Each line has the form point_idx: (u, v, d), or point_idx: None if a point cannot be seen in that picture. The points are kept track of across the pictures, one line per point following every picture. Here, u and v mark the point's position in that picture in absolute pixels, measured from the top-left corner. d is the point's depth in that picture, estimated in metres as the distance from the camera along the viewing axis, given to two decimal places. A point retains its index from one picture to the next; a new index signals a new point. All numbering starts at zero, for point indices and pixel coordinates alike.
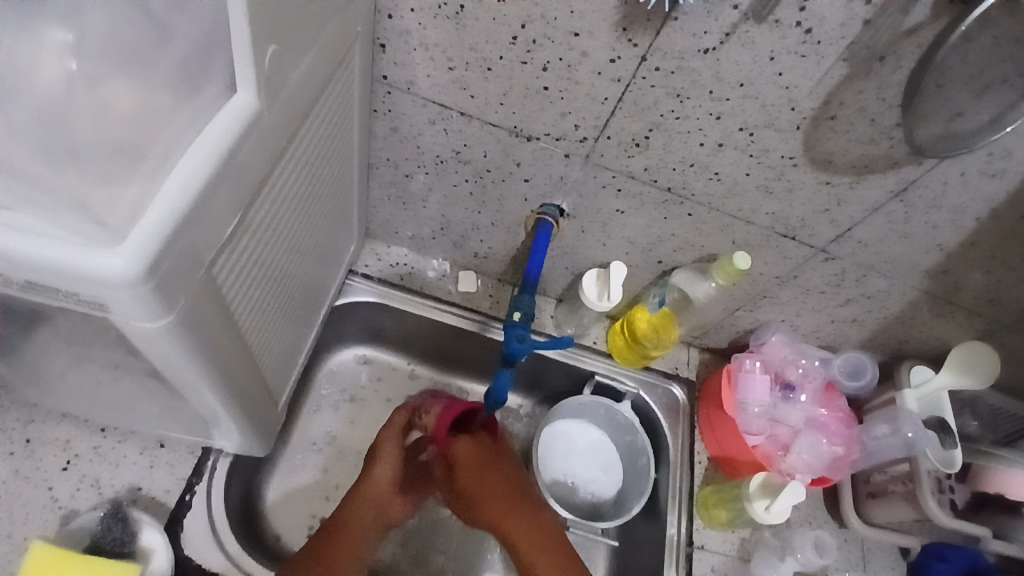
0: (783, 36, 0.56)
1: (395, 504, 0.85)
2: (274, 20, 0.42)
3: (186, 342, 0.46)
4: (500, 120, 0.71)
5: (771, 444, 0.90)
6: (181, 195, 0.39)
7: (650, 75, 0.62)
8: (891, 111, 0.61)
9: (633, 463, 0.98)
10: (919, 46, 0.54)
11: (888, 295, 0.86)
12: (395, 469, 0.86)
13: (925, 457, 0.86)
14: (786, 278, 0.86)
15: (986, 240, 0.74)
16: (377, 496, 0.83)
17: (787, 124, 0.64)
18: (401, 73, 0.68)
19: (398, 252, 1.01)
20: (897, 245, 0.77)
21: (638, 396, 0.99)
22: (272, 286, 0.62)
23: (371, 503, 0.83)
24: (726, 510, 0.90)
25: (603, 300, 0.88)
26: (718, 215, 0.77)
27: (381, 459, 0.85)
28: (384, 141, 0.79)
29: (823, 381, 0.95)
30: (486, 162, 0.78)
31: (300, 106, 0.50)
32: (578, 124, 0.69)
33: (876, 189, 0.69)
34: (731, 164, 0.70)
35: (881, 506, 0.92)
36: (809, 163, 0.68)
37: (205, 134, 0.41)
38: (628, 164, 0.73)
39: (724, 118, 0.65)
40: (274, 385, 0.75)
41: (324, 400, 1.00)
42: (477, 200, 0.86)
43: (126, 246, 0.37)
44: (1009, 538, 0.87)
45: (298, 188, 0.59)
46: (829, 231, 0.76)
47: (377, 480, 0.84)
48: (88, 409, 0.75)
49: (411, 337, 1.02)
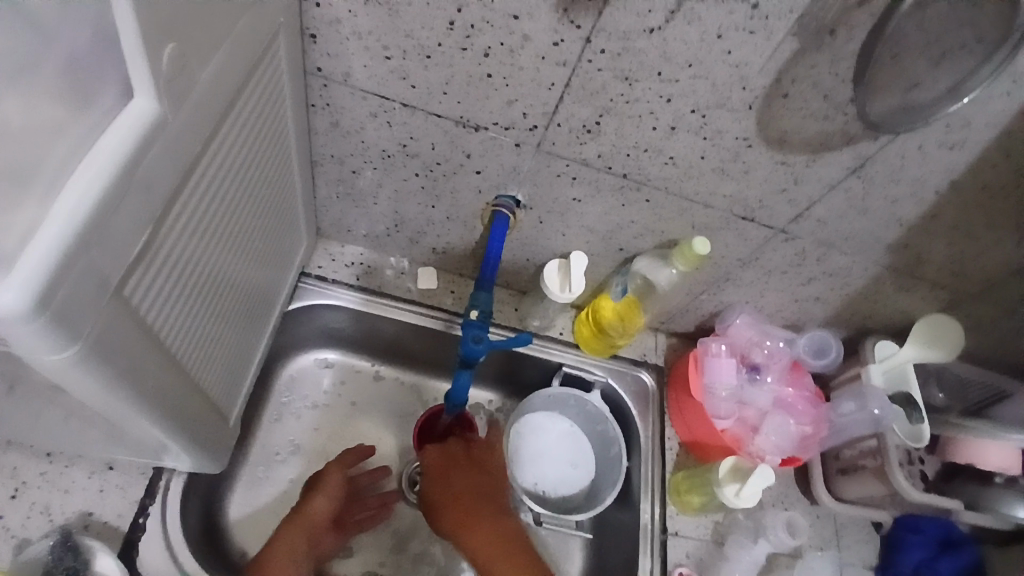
0: (730, 11, 0.53)
1: (330, 536, 0.86)
2: (171, 14, 0.38)
3: (106, 370, 0.43)
4: (445, 111, 0.68)
5: (740, 427, 0.89)
6: (74, 216, 0.35)
7: (596, 58, 0.59)
8: (845, 85, 0.59)
9: (605, 452, 0.96)
10: (869, 16, 0.53)
11: (850, 271, 0.85)
12: (334, 500, 0.87)
13: (892, 431, 0.87)
14: (749, 260, 0.85)
15: (944, 212, 0.73)
16: (314, 527, 0.84)
17: (740, 103, 0.62)
18: (336, 64, 0.64)
19: (354, 250, 0.98)
20: (857, 221, 0.76)
21: (608, 385, 0.97)
22: (207, 299, 0.58)
23: (308, 531, 0.83)
24: (698, 495, 0.89)
25: (566, 290, 0.86)
26: (676, 199, 0.75)
27: (321, 490, 0.86)
28: (327, 137, 0.75)
29: (790, 361, 0.95)
30: (435, 154, 0.75)
31: (216, 107, 0.46)
32: (526, 112, 0.66)
33: (834, 166, 0.68)
34: (687, 147, 0.68)
35: (853, 482, 0.92)
36: (765, 142, 0.66)
37: (100, 145, 0.37)
38: (581, 151, 0.70)
39: (675, 100, 0.62)
40: (223, 399, 0.72)
41: (285, 407, 0.97)
42: (429, 194, 0.82)
43: (14, 278, 0.33)
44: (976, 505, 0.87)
45: (227, 193, 0.55)
46: (788, 211, 0.75)
47: (316, 510, 0.85)
48: (26, 435, 0.70)
49: (373, 337, 0.99)
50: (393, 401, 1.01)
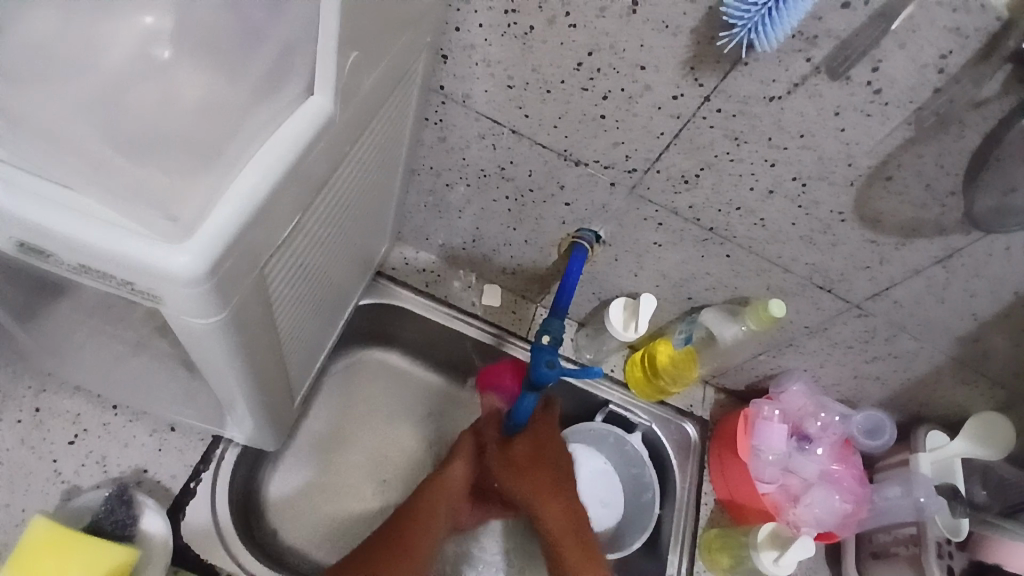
0: (851, 93, 0.56)
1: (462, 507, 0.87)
2: (359, 28, 0.42)
3: (231, 339, 0.46)
4: (551, 143, 0.71)
5: (782, 493, 0.89)
6: (250, 196, 0.38)
7: (710, 116, 0.62)
8: (949, 178, 0.60)
9: (638, 496, 0.97)
10: (987, 119, 0.54)
11: (915, 357, 0.85)
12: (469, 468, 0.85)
13: (933, 522, 0.85)
14: (816, 329, 0.85)
15: (1023, 313, 0.73)
16: (450, 494, 0.84)
17: (842, 178, 0.63)
18: (459, 85, 0.68)
19: (426, 258, 1.01)
20: (933, 309, 0.76)
21: (650, 430, 0.98)
22: (311, 285, 0.62)
23: (441, 498, 0.82)
24: (728, 556, 0.88)
25: (629, 329, 0.87)
26: (757, 259, 0.77)
27: (457, 460, 0.85)
28: (430, 150, 0.79)
29: (842, 438, 0.94)
30: (530, 181, 0.78)
31: (366, 113, 0.50)
32: (629, 155, 0.69)
33: (921, 253, 0.69)
34: (778, 212, 0.69)
35: (883, 568, 0.90)
36: (858, 220, 0.67)
37: (278, 135, 0.41)
38: (673, 200, 0.73)
39: (778, 165, 0.64)
40: (295, 381, 0.75)
41: (335, 398, 1.00)
42: (514, 217, 0.85)
43: (192, 244, 0.36)
44: None
45: (351, 190, 0.59)
46: (866, 288, 0.76)
47: (453, 476, 0.84)
48: (104, 385, 0.74)
49: (429, 344, 1.02)
50: (438, 409, 1.03)
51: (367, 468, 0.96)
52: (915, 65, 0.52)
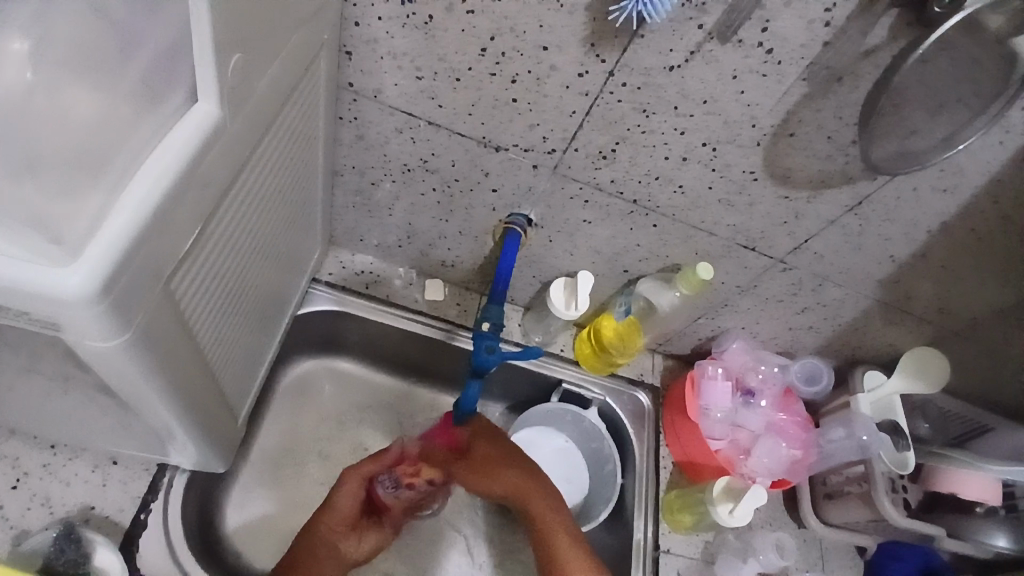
0: (747, 55, 0.57)
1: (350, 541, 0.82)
2: (238, 31, 0.41)
3: (145, 359, 0.44)
4: (469, 130, 0.71)
5: (732, 448, 0.93)
6: (140, 207, 0.37)
7: (617, 90, 0.63)
8: (847, 129, 0.63)
9: (600, 469, 0.99)
10: (875, 67, 0.57)
11: (842, 304, 0.89)
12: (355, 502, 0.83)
13: (879, 458, 0.90)
14: (747, 288, 0.88)
15: (933, 251, 0.77)
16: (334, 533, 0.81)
17: (749, 139, 0.66)
18: (369, 81, 0.68)
19: (364, 260, 0.99)
20: (851, 256, 0.80)
21: (605, 403, 1.00)
22: (232, 299, 0.60)
23: (323, 539, 0.80)
24: (689, 514, 0.91)
25: (571, 308, 0.88)
26: (682, 226, 0.79)
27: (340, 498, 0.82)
28: (351, 149, 0.78)
29: (782, 387, 0.98)
30: (454, 171, 0.78)
31: (263, 117, 0.49)
32: (546, 136, 0.70)
33: (832, 204, 0.72)
34: (696, 178, 0.71)
35: (838, 507, 0.95)
36: (770, 178, 0.70)
37: (166, 143, 0.40)
38: (595, 176, 0.74)
39: (688, 133, 0.66)
40: (234, 398, 0.73)
41: (286, 411, 0.98)
42: (444, 209, 0.85)
43: (82, 263, 0.35)
44: (958, 534, 0.90)
45: (263, 197, 0.58)
46: (786, 243, 0.79)
47: (336, 515, 0.81)
48: (35, 425, 0.71)
49: (376, 346, 1.01)
50: (394, 409, 1.03)
51: (327, 476, 0.95)
52: (802, 21, 0.54)
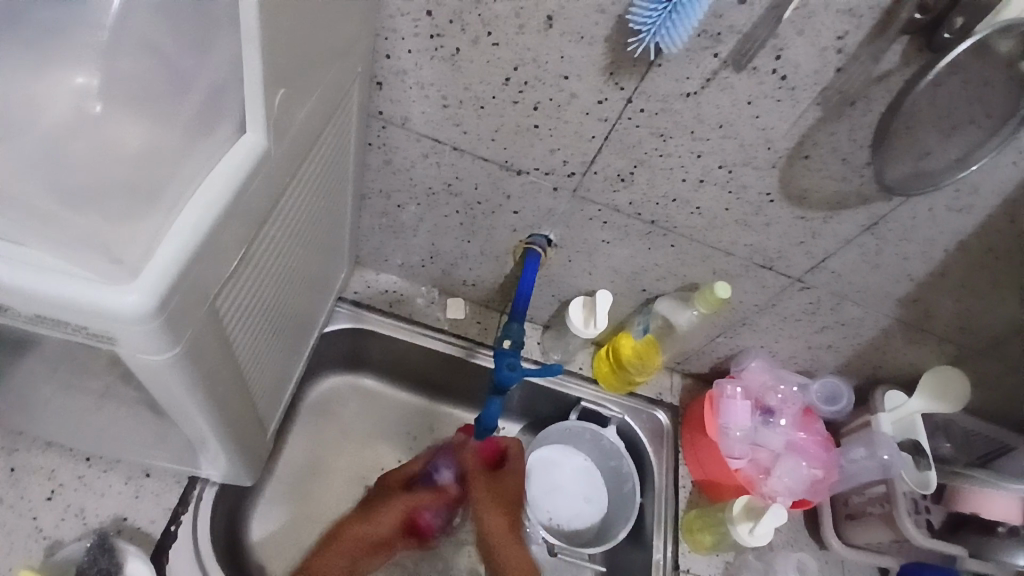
0: (760, 83, 0.60)
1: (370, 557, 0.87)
2: (285, 67, 0.45)
3: (190, 373, 0.47)
4: (491, 154, 0.74)
5: (753, 468, 0.92)
6: (193, 231, 0.40)
7: (635, 116, 0.65)
8: (862, 151, 0.65)
9: (620, 488, 0.99)
10: (887, 91, 0.58)
11: (861, 322, 0.89)
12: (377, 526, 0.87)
13: (901, 478, 0.89)
14: (765, 307, 0.89)
15: (953, 269, 0.77)
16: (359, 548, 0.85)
17: (764, 162, 0.68)
18: (396, 110, 0.71)
19: (387, 279, 1.02)
20: (870, 276, 0.80)
21: (624, 421, 1.00)
22: (267, 316, 0.63)
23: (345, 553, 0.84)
24: (711, 534, 0.91)
25: (590, 326, 0.89)
26: (699, 246, 0.80)
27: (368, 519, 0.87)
28: (377, 173, 0.81)
29: (802, 406, 0.98)
30: (477, 194, 0.81)
31: (301, 144, 0.52)
32: (566, 160, 0.72)
33: (849, 224, 0.73)
34: (712, 200, 0.73)
35: (861, 528, 0.94)
36: (785, 199, 0.71)
37: (216, 173, 0.43)
38: (614, 198, 0.76)
39: (705, 156, 0.68)
40: (264, 413, 0.75)
41: (312, 427, 1.00)
42: (466, 230, 0.88)
43: (140, 283, 0.38)
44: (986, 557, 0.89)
45: (298, 218, 0.61)
46: (804, 262, 0.80)
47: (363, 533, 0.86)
48: (74, 437, 0.74)
49: (399, 363, 1.03)
50: (415, 427, 1.04)
51: (351, 491, 0.97)
52: (815, 49, 0.56)
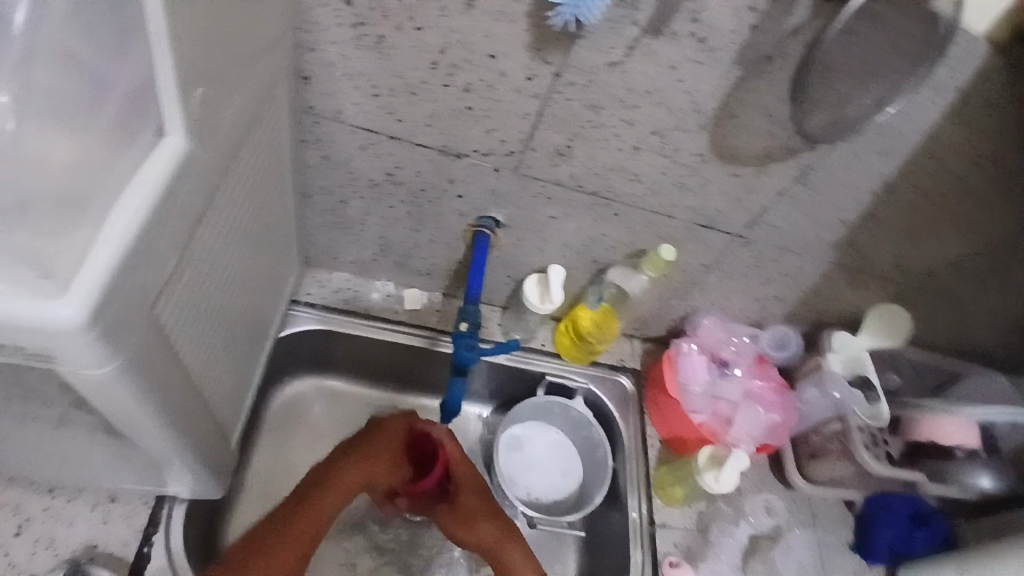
0: (681, 47, 0.61)
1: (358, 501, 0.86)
2: (202, 67, 0.44)
3: (137, 384, 0.46)
4: (429, 140, 0.74)
5: (715, 420, 0.96)
6: (123, 238, 0.39)
7: (566, 90, 0.66)
8: (784, 106, 0.67)
9: (593, 455, 1.02)
10: (800, 45, 0.61)
11: (802, 270, 0.93)
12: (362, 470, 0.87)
13: (853, 413, 0.96)
14: (712, 265, 0.92)
15: (881, 210, 0.81)
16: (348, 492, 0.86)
17: (695, 124, 0.70)
18: (328, 103, 0.70)
19: (340, 277, 1.01)
20: (805, 224, 0.84)
21: (590, 391, 1.03)
22: (215, 322, 0.61)
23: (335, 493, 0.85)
24: (682, 487, 0.94)
25: (546, 303, 0.91)
26: (643, 213, 0.82)
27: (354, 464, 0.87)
28: (317, 170, 0.80)
29: (755, 355, 1.02)
30: (420, 182, 0.81)
31: (230, 143, 0.51)
32: (503, 139, 0.73)
33: (779, 176, 0.76)
34: (650, 165, 0.75)
35: (823, 465, 0.98)
36: (718, 158, 0.74)
37: (142, 179, 0.42)
38: (555, 173, 0.77)
39: (638, 124, 0.70)
40: (226, 422, 0.74)
41: (280, 433, 0.99)
42: (414, 219, 0.87)
43: (73, 294, 0.37)
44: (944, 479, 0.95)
45: (237, 219, 0.60)
46: (742, 217, 0.83)
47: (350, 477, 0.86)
48: (29, 471, 0.71)
49: (362, 360, 1.02)
50: None
51: None
52: (728, 9, 0.58)
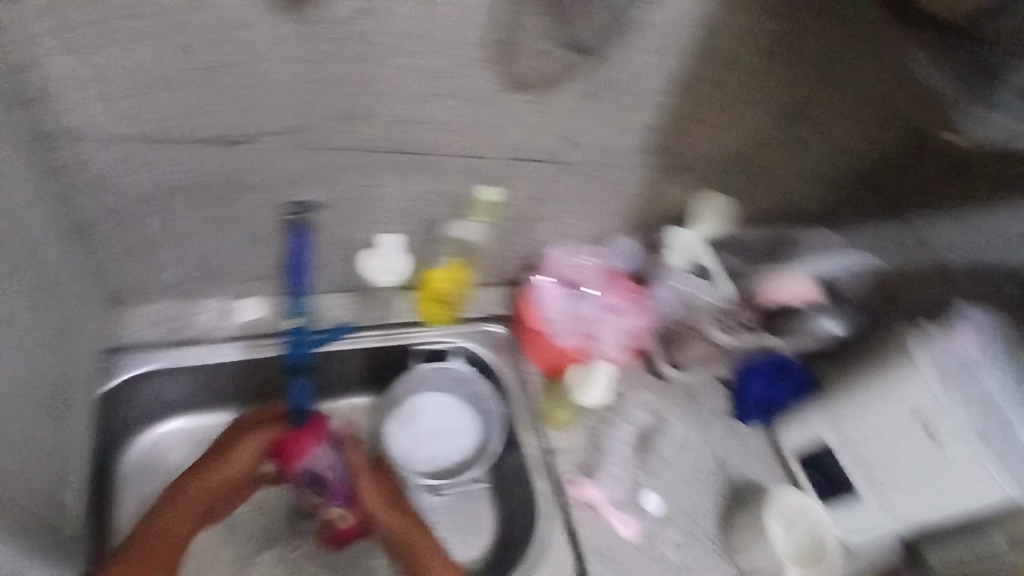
0: None
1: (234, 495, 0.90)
2: None
3: None
4: (202, 135, 0.71)
5: (582, 341, 1.01)
6: None
7: (330, 47, 0.67)
8: (544, 22, 0.69)
9: (483, 408, 1.02)
10: None
11: (626, 182, 0.95)
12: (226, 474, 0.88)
13: (699, 300, 1.05)
14: (540, 197, 0.93)
15: (673, 109, 0.85)
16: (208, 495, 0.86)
17: (467, 58, 0.71)
18: (77, 116, 0.66)
19: (161, 308, 0.92)
20: (611, 136, 0.86)
21: (463, 348, 1.02)
22: None
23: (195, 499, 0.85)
24: (565, 410, 0.99)
25: (389, 273, 0.90)
26: (453, 159, 0.81)
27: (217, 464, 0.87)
28: (87, 195, 0.73)
29: (603, 271, 1.05)
30: (208, 182, 0.76)
31: None
32: (279, 115, 0.71)
33: (568, 94, 0.78)
34: (440, 109, 0.75)
35: (687, 351, 1.06)
36: (503, 87, 0.74)
37: None
38: (348, 137, 0.75)
39: (410, 69, 0.70)
40: (48, 479, 0.69)
41: (145, 487, 0.92)
42: (222, 223, 0.82)
43: None
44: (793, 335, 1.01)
45: None
46: (549, 143, 0.84)
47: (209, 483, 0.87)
48: None
49: (215, 387, 0.95)
50: None
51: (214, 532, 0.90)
52: None
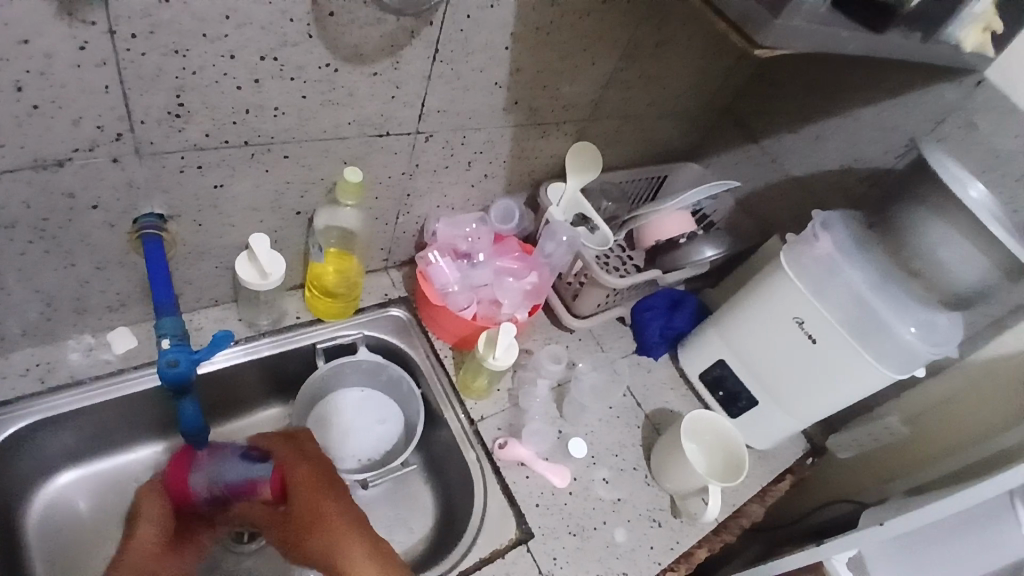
0: None
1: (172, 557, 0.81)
2: None
3: None
4: (13, 161, 0.63)
5: (481, 310, 1.00)
6: None
7: (131, 47, 0.59)
8: None
9: (400, 393, 1.01)
10: None
11: (493, 143, 0.97)
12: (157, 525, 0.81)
13: (585, 246, 1.04)
14: (412, 170, 0.92)
15: (525, 63, 0.85)
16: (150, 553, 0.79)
17: (299, 35, 0.66)
18: None
19: (23, 357, 0.84)
20: (469, 98, 0.86)
21: (367, 336, 1.01)
22: None
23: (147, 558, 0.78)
24: (481, 378, 0.99)
25: (267, 276, 0.85)
26: (310, 144, 0.79)
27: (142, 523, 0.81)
28: None
29: (491, 236, 1.07)
30: (37, 211, 0.69)
31: None
32: (99, 124, 0.64)
33: (415, 61, 0.76)
34: (282, 93, 0.71)
35: (585, 298, 1.08)
36: (345, 61, 0.71)
37: None
38: (187, 137, 0.70)
39: (238, 54, 0.65)
40: None
41: (46, 549, 0.84)
42: (66, 254, 0.75)
43: None
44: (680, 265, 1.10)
45: None
46: (408, 114, 0.83)
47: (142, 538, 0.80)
48: None
49: (104, 428, 0.88)
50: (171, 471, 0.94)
51: None
52: None
